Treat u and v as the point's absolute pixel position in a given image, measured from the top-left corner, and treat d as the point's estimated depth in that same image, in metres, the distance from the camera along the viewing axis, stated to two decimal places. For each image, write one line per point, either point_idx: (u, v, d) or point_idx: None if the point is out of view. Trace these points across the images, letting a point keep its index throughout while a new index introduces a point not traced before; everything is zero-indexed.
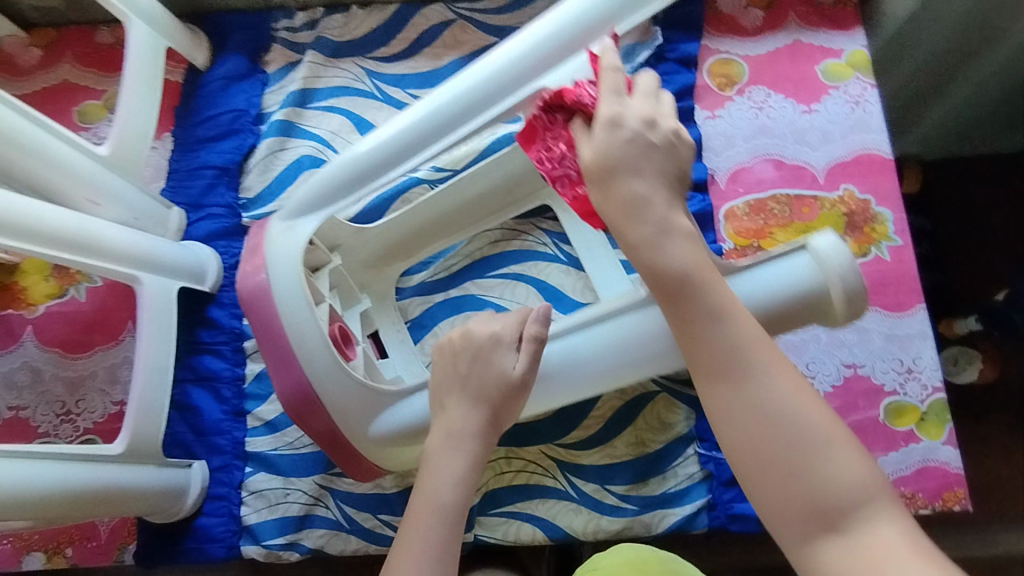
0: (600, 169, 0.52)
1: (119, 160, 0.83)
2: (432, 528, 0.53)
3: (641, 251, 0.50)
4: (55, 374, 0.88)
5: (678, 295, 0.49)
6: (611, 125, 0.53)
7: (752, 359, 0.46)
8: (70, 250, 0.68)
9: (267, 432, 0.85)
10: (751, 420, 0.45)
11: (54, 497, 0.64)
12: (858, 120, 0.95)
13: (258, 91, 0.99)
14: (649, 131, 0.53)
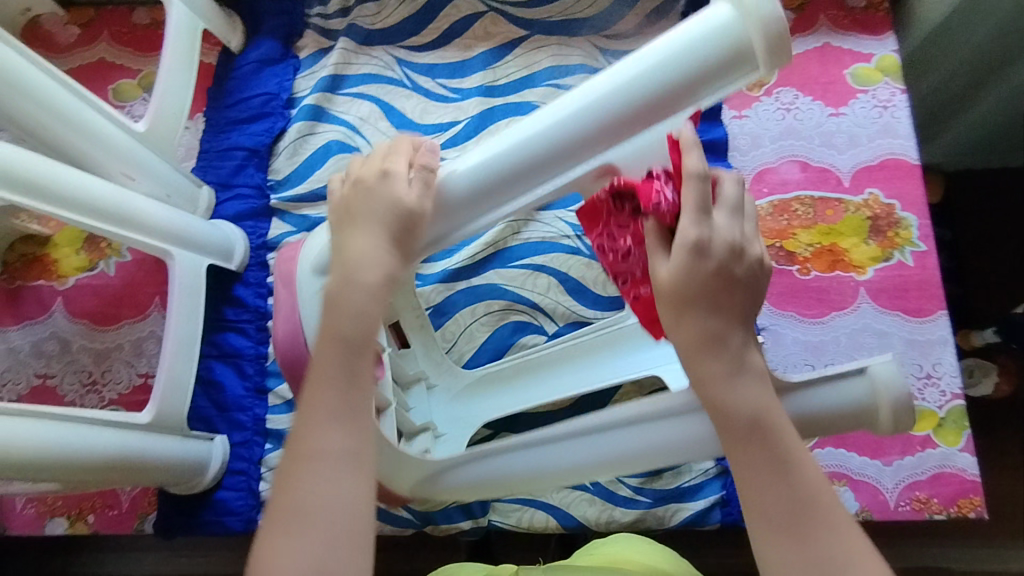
0: (672, 301, 0.45)
1: (155, 137, 0.84)
2: (336, 367, 0.47)
3: (712, 387, 0.44)
4: (83, 344, 0.90)
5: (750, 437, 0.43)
6: (697, 252, 0.44)
7: (815, 513, 0.41)
8: (108, 221, 0.70)
9: (287, 410, 0.86)
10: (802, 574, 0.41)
11: (83, 461, 0.65)
12: (885, 124, 0.95)
13: (290, 76, 1.00)
14: (736, 266, 0.45)
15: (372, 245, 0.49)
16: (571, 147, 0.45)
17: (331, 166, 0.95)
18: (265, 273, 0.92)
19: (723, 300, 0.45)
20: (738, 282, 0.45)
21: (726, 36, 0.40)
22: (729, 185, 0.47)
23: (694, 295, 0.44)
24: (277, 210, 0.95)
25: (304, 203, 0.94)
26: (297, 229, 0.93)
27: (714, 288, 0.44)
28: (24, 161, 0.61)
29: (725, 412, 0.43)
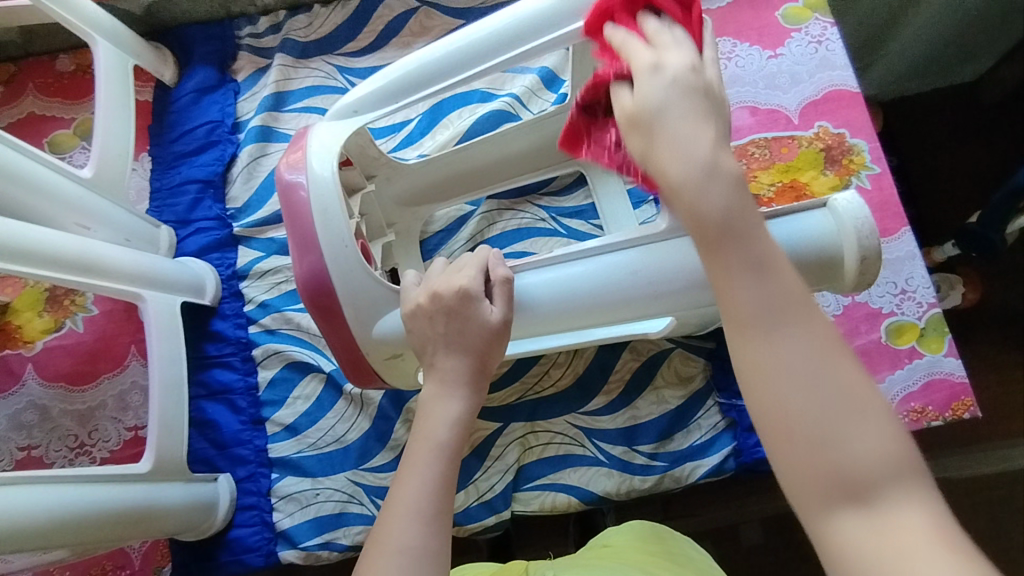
0: (642, 120, 0.42)
1: (103, 181, 0.81)
2: (427, 466, 0.49)
3: (681, 195, 0.40)
4: (62, 408, 0.86)
5: (645, 132, 0.42)
6: (652, 71, 0.43)
7: (760, 242, 0.39)
8: (69, 270, 0.68)
9: (288, 436, 0.85)
10: (753, 294, 0.38)
11: (86, 520, 0.63)
12: (822, 58, 0.97)
13: (231, 100, 0.98)
14: (697, 77, 0.43)
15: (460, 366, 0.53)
16: (684, 290, 0.55)
17: None
18: (242, 302, 0.90)
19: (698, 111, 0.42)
20: (694, 92, 0.42)
21: (831, 248, 0.53)
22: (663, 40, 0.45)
23: (676, 105, 0.42)
24: (241, 237, 0.92)
25: (268, 225, 0.92)
26: (266, 253, 0.91)
27: (693, 98, 0.42)
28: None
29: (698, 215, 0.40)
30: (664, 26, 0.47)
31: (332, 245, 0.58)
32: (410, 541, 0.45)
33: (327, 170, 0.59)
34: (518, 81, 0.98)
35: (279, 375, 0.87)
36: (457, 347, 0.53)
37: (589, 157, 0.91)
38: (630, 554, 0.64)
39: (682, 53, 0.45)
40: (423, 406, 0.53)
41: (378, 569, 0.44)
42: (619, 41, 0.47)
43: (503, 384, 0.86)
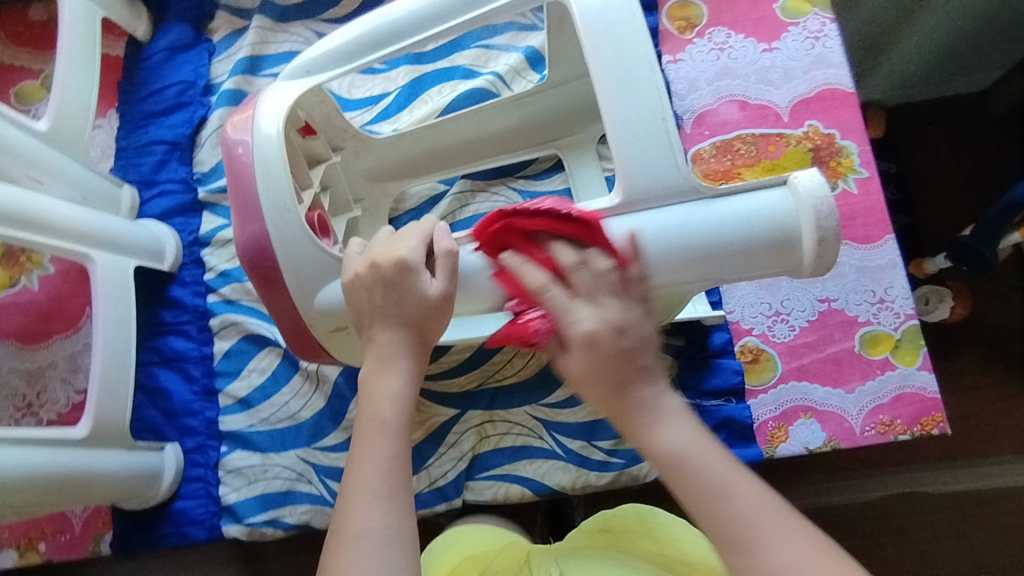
0: (592, 386, 0.44)
1: (60, 135, 0.78)
2: (377, 445, 0.47)
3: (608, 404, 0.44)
4: (11, 366, 0.84)
5: (662, 455, 0.42)
6: (586, 346, 0.43)
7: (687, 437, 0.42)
8: (12, 224, 0.65)
9: (240, 410, 0.83)
10: (673, 438, 0.42)
11: (15, 484, 0.60)
12: (818, 55, 0.94)
13: (205, 61, 0.94)
14: (624, 341, 0.43)
15: (396, 338, 0.50)
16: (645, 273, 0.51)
17: None
18: (202, 270, 0.88)
19: (631, 368, 0.43)
20: (642, 357, 0.44)
21: (788, 231, 0.49)
22: (587, 321, 0.44)
23: (604, 385, 0.43)
24: (205, 203, 0.89)
25: None
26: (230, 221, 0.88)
27: (620, 360, 0.43)
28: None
29: (652, 452, 0.42)
30: (572, 256, 0.47)
31: (274, 210, 0.55)
32: (371, 524, 0.43)
33: (273, 131, 0.56)
34: (502, 59, 0.95)
35: (235, 346, 0.85)
36: (394, 320, 0.51)
37: (566, 140, 0.89)
38: (630, 539, 0.63)
39: (623, 308, 0.44)
40: (364, 385, 0.50)
41: (345, 563, 0.42)
42: (534, 287, 0.47)
43: (462, 371, 0.84)
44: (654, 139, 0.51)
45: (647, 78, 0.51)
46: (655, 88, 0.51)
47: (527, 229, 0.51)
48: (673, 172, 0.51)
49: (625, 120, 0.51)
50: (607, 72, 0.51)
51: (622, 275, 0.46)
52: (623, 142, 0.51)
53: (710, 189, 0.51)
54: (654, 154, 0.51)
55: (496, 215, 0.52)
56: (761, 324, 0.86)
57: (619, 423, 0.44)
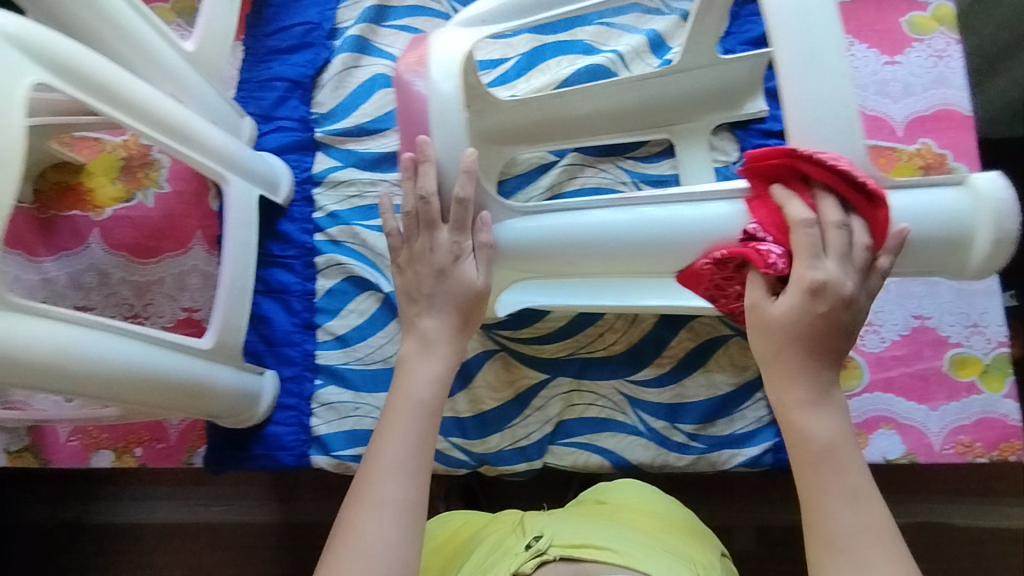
0: (777, 333, 0.52)
1: (203, 58, 0.79)
2: (411, 419, 0.60)
3: (790, 408, 0.53)
4: (122, 276, 0.87)
5: (813, 464, 0.52)
6: (811, 293, 0.50)
7: (844, 461, 0.51)
8: (178, 139, 0.65)
9: (337, 346, 0.85)
10: (824, 428, 0.52)
11: (142, 382, 0.62)
12: (940, 74, 0.94)
13: (332, 4, 0.95)
14: (845, 311, 0.50)
15: (439, 323, 0.63)
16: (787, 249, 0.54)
17: (377, 100, 0.92)
18: (312, 208, 0.89)
19: (831, 342, 0.51)
20: (843, 327, 0.51)
21: (964, 228, 0.51)
22: (839, 235, 0.50)
23: (799, 334, 0.51)
24: (321, 143, 0.91)
25: (350, 136, 0.91)
26: (343, 164, 0.90)
27: (831, 332, 0.51)
28: (88, 61, 0.54)
29: (800, 436, 0.52)
30: (836, 216, 0.50)
31: (445, 151, 0.58)
32: (391, 494, 0.56)
33: (449, 77, 0.57)
34: (624, 39, 0.95)
35: (336, 286, 0.87)
36: (439, 306, 0.63)
37: (682, 126, 0.90)
38: (630, 516, 0.68)
39: (843, 270, 0.50)
40: (403, 362, 0.63)
41: (361, 519, 0.55)
42: (797, 219, 0.50)
43: (554, 338, 0.86)
44: (837, 130, 0.51)
45: (832, 63, 0.51)
46: (840, 74, 0.50)
47: (802, 170, 0.51)
48: (850, 157, 0.51)
49: (811, 106, 0.51)
50: (799, 56, 0.51)
51: (868, 255, 0.51)
52: (803, 123, 0.51)
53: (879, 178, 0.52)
54: (833, 136, 0.51)
55: (787, 151, 0.50)
56: None
57: (784, 400, 0.53)
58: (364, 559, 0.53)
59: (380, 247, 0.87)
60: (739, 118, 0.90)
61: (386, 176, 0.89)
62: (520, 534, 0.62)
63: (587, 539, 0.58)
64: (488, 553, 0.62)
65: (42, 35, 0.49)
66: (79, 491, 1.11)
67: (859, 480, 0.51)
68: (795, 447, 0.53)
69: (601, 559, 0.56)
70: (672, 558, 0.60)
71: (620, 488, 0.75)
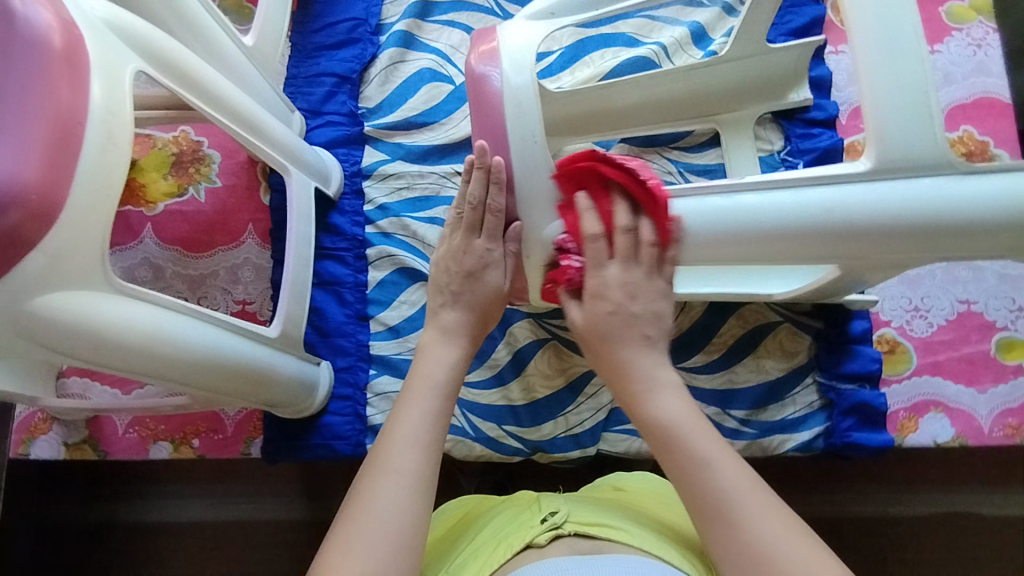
0: (594, 335, 0.58)
1: (260, 53, 0.80)
2: (425, 399, 0.57)
3: (637, 396, 0.54)
4: (176, 270, 0.88)
5: (661, 444, 0.52)
6: (594, 297, 0.58)
7: (688, 437, 0.51)
8: (248, 130, 0.66)
9: (390, 337, 0.86)
10: (672, 408, 0.53)
11: (230, 374, 0.62)
12: (979, 62, 0.95)
13: (377, 1, 0.96)
14: (633, 304, 0.58)
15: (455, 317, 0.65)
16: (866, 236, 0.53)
17: (424, 94, 0.93)
18: (362, 201, 0.90)
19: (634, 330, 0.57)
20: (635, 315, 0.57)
21: None
22: (624, 240, 0.58)
23: (604, 334, 0.58)
24: (370, 137, 0.92)
25: (398, 130, 0.92)
26: (392, 157, 0.92)
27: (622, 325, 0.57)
28: (173, 47, 0.54)
29: (652, 422, 0.53)
30: (626, 220, 0.58)
31: (522, 141, 0.58)
32: (405, 463, 0.52)
33: (521, 67, 0.58)
34: (666, 31, 0.96)
35: (388, 277, 0.88)
36: (464, 303, 0.65)
37: (726, 116, 0.91)
38: (647, 505, 0.62)
39: (632, 271, 0.58)
40: (423, 350, 0.63)
41: (377, 484, 0.50)
42: (590, 233, 0.58)
43: None
44: (917, 114, 0.51)
45: (910, 49, 0.51)
46: (918, 60, 0.51)
47: (604, 178, 0.58)
48: (930, 144, 0.51)
49: (890, 93, 0.51)
50: (876, 44, 0.52)
51: (657, 251, 0.59)
52: (883, 108, 0.52)
53: (959, 165, 0.52)
54: (911, 122, 0.51)
55: (588, 154, 0.57)
56: (900, 317, 0.88)
57: (630, 396, 0.55)
58: (377, 526, 0.48)
59: (431, 238, 0.88)
60: (783, 108, 0.92)
61: (435, 168, 0.91)
62: (532, 508, 0.58)
63: (600, 518, 0.55)
64: (496, 526, 0.58)
65: (133, 23, 0.50)
66: (104, 484, 1.01)
67: (700, 438, 0.51)
68: (657, 436, 0.52)
69: (617, 539, 0.53)
70: (687, 551, 0.55)
71: (635, 476, 0.70)
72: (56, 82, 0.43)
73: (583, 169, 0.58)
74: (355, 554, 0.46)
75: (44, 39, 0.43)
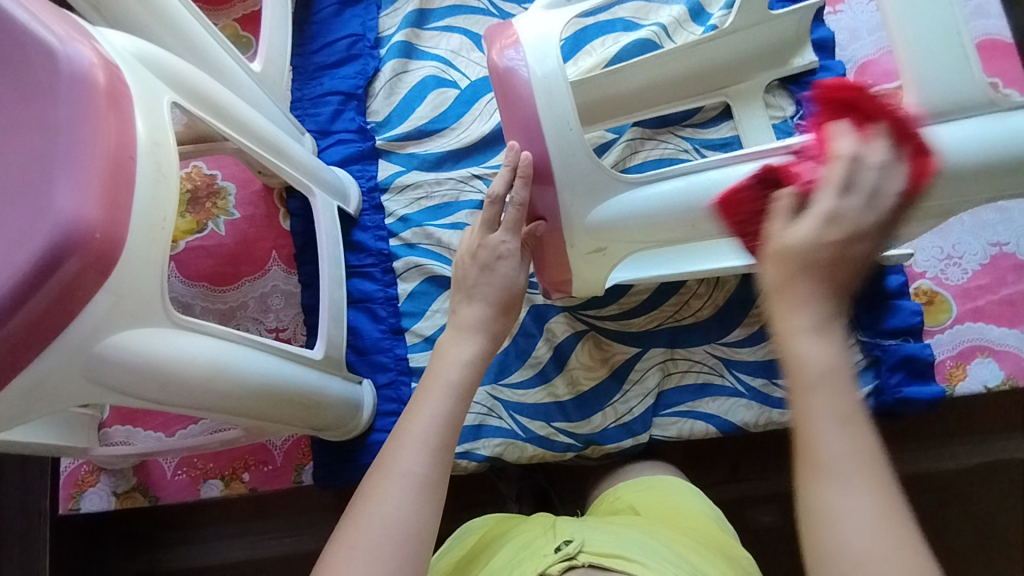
0: (796, 262, 0.41)
1: (269, 79, 0.80)
2: (439, 399, 0.54)
3: (786, 331, 0.40)
4: (205, 306, 0.87)
5: (801, 386, 0.38)
6: (831, 221, 0.43)
7: (837, 391, 0.38)
8: (271, 154, 0.66)
9: (428, 347, 0.85)
10: (819, 356, 0.38)
11: (287, 399, 0.61)
12: (978, 5, 0.95)
13: (373, 15, 0.96)
14: (852, 248, 0.42)
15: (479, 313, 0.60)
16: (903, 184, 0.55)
17: (431, 102, 0.92)
18: (382, 215, 0.90)
19: (840, 274, 0.41)
20: (859, 259, 0.42)
21: None
22: (871, 173, 0.45)
23: (812, 269, 0.41)
24: (382, 151, 0.92)
25: (410, 140, 0.92)
26: (407, 168, 0.91)
27: (838, 265, 0.41)
28: (197, 75, 0.55)
29: (795, 362, 0.39)
30: (853, 146, 0.46)
31: (556, 128, 0.59)
32: (412, 466, 0.50)
33: (545, 57, 0.59)
34: (664, 11, 0.96)
35: (418, 287, 0.87)
36: (481, 296, 0.61)
37: (735, 88, 0.91)
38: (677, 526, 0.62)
39: (850, 203, 0.44)
40: (439, 348, 0.59)
41: (383, 488, 0.49)
42: (841, 152, 0.46)
43: (642, 311, 0.86)
44: (951, 53, 0.53)
45: None
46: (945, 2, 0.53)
47: (856, 104, 0.49)
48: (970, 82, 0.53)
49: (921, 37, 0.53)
50: None
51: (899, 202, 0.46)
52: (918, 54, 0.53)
53: (996, 102, 0.53)
54: (947, 64, 0.53)
55: (856, 87, 0.49)
56: (935, 268, 0.88)
57: (777, 323, 0.41)
58: (383, 529, 0.46)
59: (455, 244, 0.87)
60: (789, 74, 0.92)
61: (451, 173, 0.90)
62: (549, 537, 0.55)
63: (616, 548, 0.52)
64: (513, 554, 0.56)
65: (157, 55, 0.51)
66: (140, 535, 0.92)
67: (840, 402, 0.37)
68: (799, 381, 0.38)
69: (631, 573, 0.49)
70: None
71: (650, 488, 0.71)
72: (104, 118, 0.42)
73: (840, 100, 0.50)
74: (362, 548, 0.45)
75: (87, 76, 0.42)
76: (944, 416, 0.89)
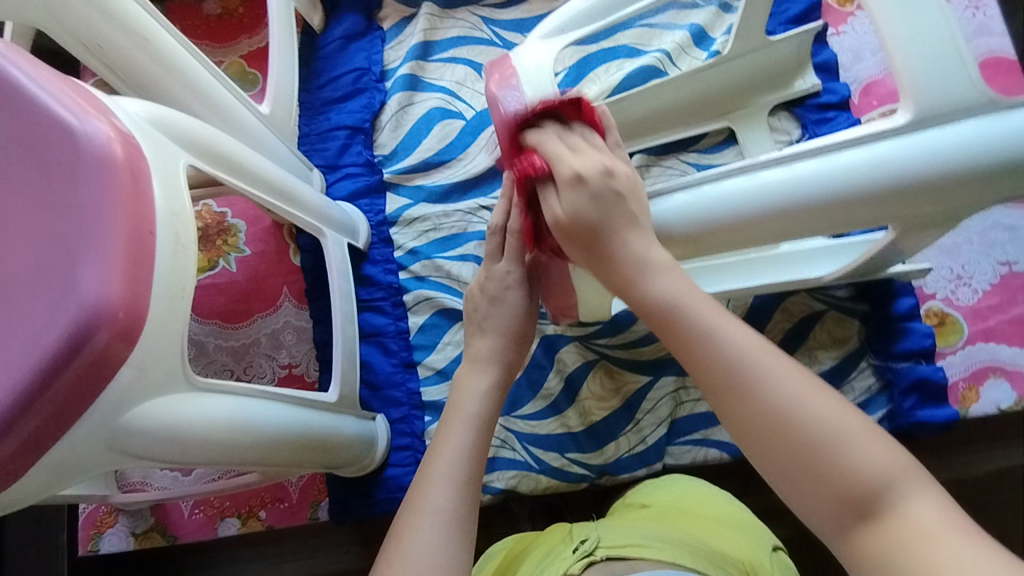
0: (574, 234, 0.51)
1: (277, 120, 0.81)
2: (462, 431, 0.55)
3: (631, 283, 0.49)
4: (217, 343, 0.87)
5: (664, 326, 0.46)
6: (573, 183, 0.51)
7: (692, 312, 0.45)
8: (282, 201, 0.67)
9: (440, 380, 0.86)
10: (659, 286, 0.47)
11: (302, 446, 0.61)
12: (980, 24, 0.95)
13: (378, 49, 0.97)
14: (612, 180, 0.51)
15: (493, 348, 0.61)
16: (918, 194, 0.50)
17: (437, 134, 0.93)
18: (392, 248, 0.90)
19: (619, 207, 0.51)
20: (615, 192, 0.51)
21: None
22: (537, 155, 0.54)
23: (590, 219, 0.50)
24: (390, 184, 0.93)
25: (416, 173, 0.92)
26: (414, 201, 0.92)
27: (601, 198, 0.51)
28: (210, 133, 0.56)
29: (641, 302, 0.48)
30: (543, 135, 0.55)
31: None
32: (442, 502, 0.50)
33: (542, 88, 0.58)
34: (667, 37, 0.96)
35: (428, 320, 0.88)
36: (492, 330, 0.61)
37: (739, 113, 0.91)
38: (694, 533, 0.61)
39: (605, 156, 0.53)
40: (456, 381, 0.60)
41: (411, 526, 0.49)
42: (535, 139, 0.55)
43: (653, 338, 0.86)
44: (949, 53, 0.48)
45: None
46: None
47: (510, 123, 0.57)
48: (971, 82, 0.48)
49: (917, 40, 0.48)
50: None
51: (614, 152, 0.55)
52: (913, 53, 0.48)
53: (1006, 98, 0.48)
54: (946, 69, 0.48)
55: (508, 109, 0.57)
56: (945, 288, 0.87)
57: (614, 279, 0.50)
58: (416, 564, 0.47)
59: (465, 275, 0.88)
60: (792, 97, 0.92)
61: (458, 205, 0.90)
62: (566, 540, 0.56)
63: (633, 539, 0.52)
64: (534, 566, 0.56)
65: (169, 116, 0.51)
66: None
67: (701, 310, 0.45)
68: (669, 326, 0.46)
69: (649, 556, 0.50)
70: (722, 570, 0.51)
71: (661, 486, 0.71)
72: (122, 196, 0.42)
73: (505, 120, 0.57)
74: None
75: (106, 153, 0.42)
76: (959, 436, 0.89)
